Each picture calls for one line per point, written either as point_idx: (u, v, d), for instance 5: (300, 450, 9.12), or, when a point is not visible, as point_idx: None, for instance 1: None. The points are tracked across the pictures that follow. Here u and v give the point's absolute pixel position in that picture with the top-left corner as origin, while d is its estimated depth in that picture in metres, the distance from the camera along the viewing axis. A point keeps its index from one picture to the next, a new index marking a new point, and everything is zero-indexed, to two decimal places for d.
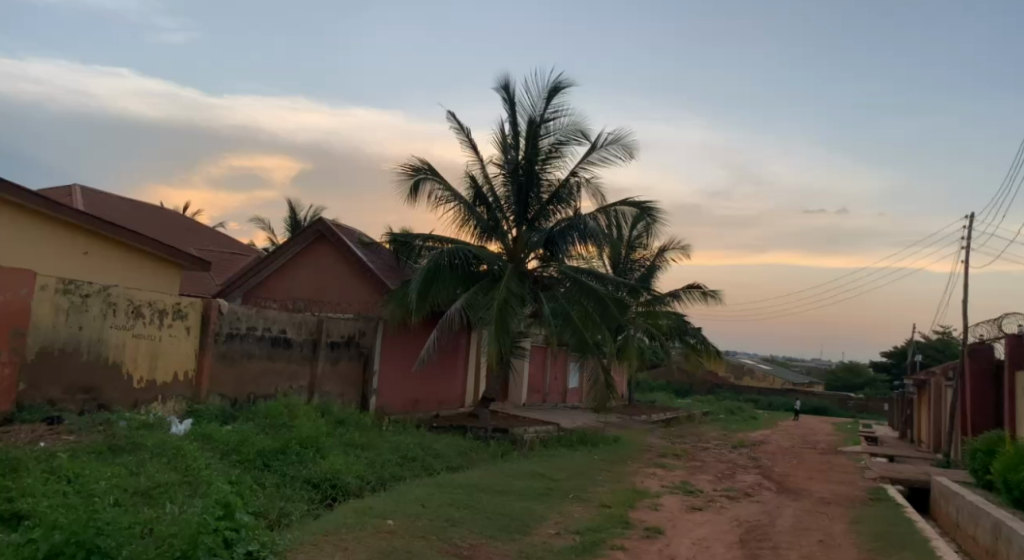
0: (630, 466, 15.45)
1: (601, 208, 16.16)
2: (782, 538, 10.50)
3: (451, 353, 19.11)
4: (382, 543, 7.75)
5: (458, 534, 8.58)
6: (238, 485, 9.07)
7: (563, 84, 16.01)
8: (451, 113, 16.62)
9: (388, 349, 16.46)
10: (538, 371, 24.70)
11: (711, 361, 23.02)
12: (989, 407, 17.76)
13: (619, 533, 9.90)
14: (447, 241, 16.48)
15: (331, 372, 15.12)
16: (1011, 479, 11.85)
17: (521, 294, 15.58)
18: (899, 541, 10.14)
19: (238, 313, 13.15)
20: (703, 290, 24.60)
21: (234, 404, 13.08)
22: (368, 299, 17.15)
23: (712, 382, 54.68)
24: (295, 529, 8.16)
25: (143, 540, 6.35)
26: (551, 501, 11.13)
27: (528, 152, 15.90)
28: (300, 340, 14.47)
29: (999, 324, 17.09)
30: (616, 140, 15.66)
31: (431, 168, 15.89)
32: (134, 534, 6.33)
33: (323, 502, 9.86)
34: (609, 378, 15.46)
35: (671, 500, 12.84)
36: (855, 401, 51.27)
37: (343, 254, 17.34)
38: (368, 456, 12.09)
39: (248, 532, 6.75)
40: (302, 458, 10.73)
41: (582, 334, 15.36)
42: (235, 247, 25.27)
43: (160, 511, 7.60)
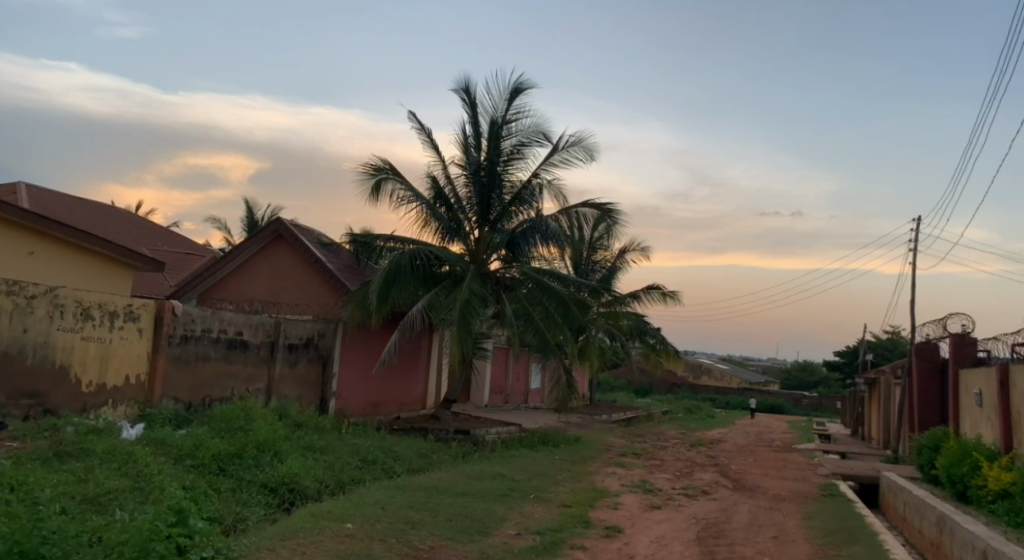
0: (591, 466, 15.55)
1: (563, 210, 16.26)
2: (737, 535, 10.69)
3: (412, 354, 19.01)
4: (340, 547, 7.64)
5: (419, 537, 8.53)
6: (192, 491, 8.88)
7: (524, 86, 16.04)
8: (411, 113, 16.50)
9: (347, 351, 16.29)
10: (500, 372, 24.72)
11: (670, 360, 22.89)
12: (935, 404, 18.32)
13: (579, 533, 9.96)
14: (408, 242, 16.39)
15: (289, 374, 14.90)
16: (954, 474, 12.24)
17: (483, 294, 15.59)
18: (849, 535, 10.39)
19: (192, 314, 12.88)
20: (662, 290, 24.90)
21: (188, 408, 12.82)
22: (327, 300, 16.96)
23: (671, 382, 55.33)
24: (253, 535, 8.00)
25: (90, 550, 6.15)
26: (512, 502, 11.14)
27: (490, 153, 15.92)
28: (257, 342, 14.22)
29: (944, 323, 17.65)
30: (577, 142, 15.75)
31: (392, 167, 15.80)
32: (81, 544, 6.13)
33: (280, 507, 9.73)
34: (571, 379, 15.54)
35: (630, 499, 12.97)
36: (809, 400, 52.46)
37: (301, 255, 17.12)
38: (327, 459, 11.96)
39: (201, 538, 6.63)
40: (258, 463, 10.56)
41: (544, 334, 15.40)
42: (189, 246, 24.78)
43: (109, 519, 7.38)
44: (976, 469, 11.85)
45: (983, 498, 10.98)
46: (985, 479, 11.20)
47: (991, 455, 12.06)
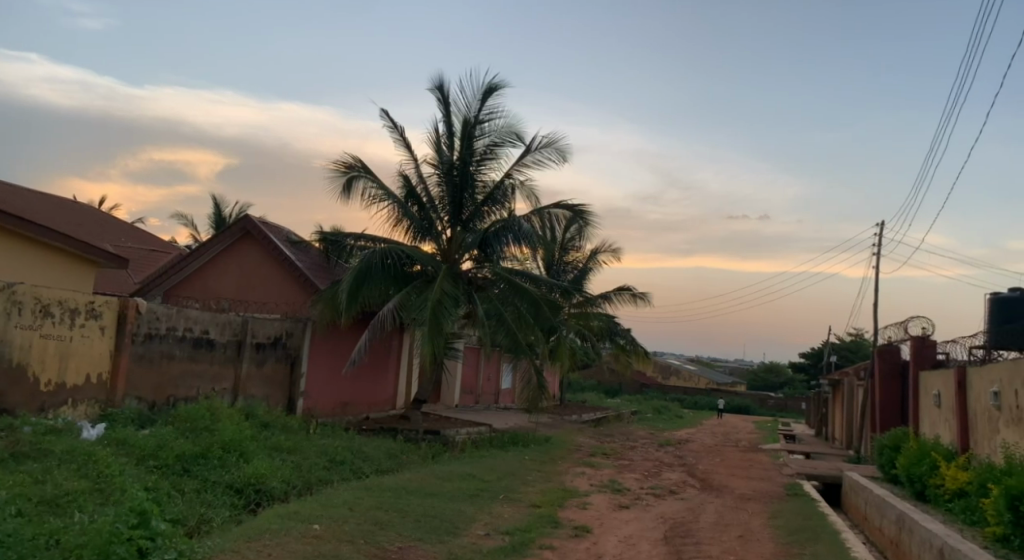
0: (560, 466, 15.57)
1: (535, 211, 16.29)
2: (704, 534, 10.78)
3: (382, 354, 18.89)
4: (307, 548, 7.55)
5: (387, 538, 8.46)
6: (155, 492, 8.69)
7: (498, 86, 16.03)
8: (384, 111, 16.39)
9: (316, 350, 16.11)
10: (470, 372, 24.65)
11: (640, 361, 23.23)
12: (896, 405, 18.71)
13: (548, 532, 9.97)
14: (379, 240, 16.29)
15: (256, 374, 14.68)
16: (914, 473, 12.48)
17: (455, 294, 15.54)
18: (812, 534, 10.55)
19: (157, 312, 12.64)
20: (633, 291, 25.06)
21: (152, 407, 12.57)
22: (295, 299, 16.76)
23: (640, 382, 55.73)
24: (217, 536, 7.86)
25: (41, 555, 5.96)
26: (481, 502, 11.10)
27: (462, 153, 15.90)
28: (223, 341, 13.99)
29: (906, 326, 18.01)
30: (550, 143, 15.78)
31: (364, 165, 15.69)
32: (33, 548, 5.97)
33: (246, 508, 9.57)
34: (541, 379, 15.57)
35: (599, 499, 13.02)
36: (774, 400, 53.25)
37: (270, 252, 16.90)
38: (294, 460, 11.81)
39: (164, 540, 6.48)
40: (224, 463, 10.38)
41: (516, 335, 15.40)
42: (154, 243, 24.33)
43: (66, 520, 7.20)
44: (933, 468, 12.10)
45: (940, 497, 11.22)
46: (943, 478, 11.43)
47: (949, 455, 12.34)
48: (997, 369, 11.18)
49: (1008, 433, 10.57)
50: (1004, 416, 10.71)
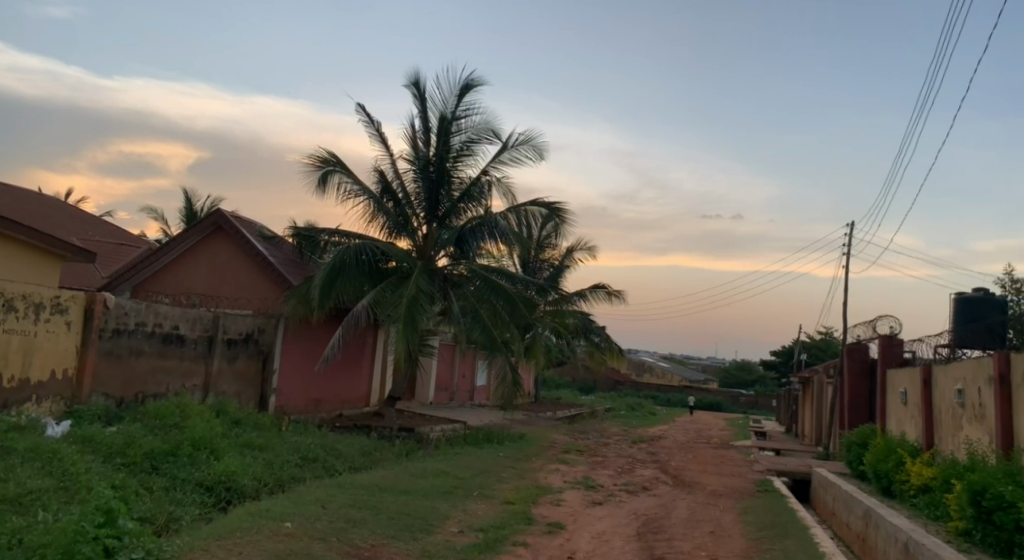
0: (534, 463, 15.65)
1: (511, 208, 16.34)
2: (676, 530, 10.90)
3: (356, 351, 18.83)
4: (279, 546, 7.52)
5: (360, 536, 8.45)
6: (122, 490, 8.58)
7: (475, 82, 16.03)
8: (360, 106, 16.33)
9: (289, 346, 16.01)
10: (445, 369, 24.65)
11: (614, 359, 23.44)
12: (865, 403, 19.04)
13: (521, 529, 10.02)
14: (353, 236, 16.23)
15: (227, 370, 14.53)
16: (880, 470, 12.71)
17: (430, 291, 15.54)
18: (781, 530, 10.71)
19: (126, 307, 12.48)
20: (608, 289, 25.23)
21: (119, 404, 12.41)
22: (268, 294, 16.64)
23: (613, 379, 56.06)
24: (187, 535, 7.80)
25: None
26: (456, 499, 11.14)
27: (439, 149, 15.89)
28: (194, 337, 13.82)
29: (873, 325, 18.34)
30: (527, 140, 15.83)
31: (339, 160, 15.61)
32: None
33: (216, 506, 9.50)
34: (516, 376, 15.62)
35: (573, 495, 13.12)
36: (746, 398, 53.94)
37: (242, 247, 16.76)
38: (266, 457, 11.73)
39: (131, 539, 6.42)
40: (194, 461, 10.29)
41: (491, 332, 15.42)
42: (123, 237, 24.01)
43: (31, 519, 7.10)
44: (899, 465, 12.34)
45: (905, 493, 11.45)
46: (908, 474, 11.66)
47: (914, 452, 12.59)
48: (960, 368, 11.44)
49: (971, 430, 10.81)
50: (968, 413, 10.95)
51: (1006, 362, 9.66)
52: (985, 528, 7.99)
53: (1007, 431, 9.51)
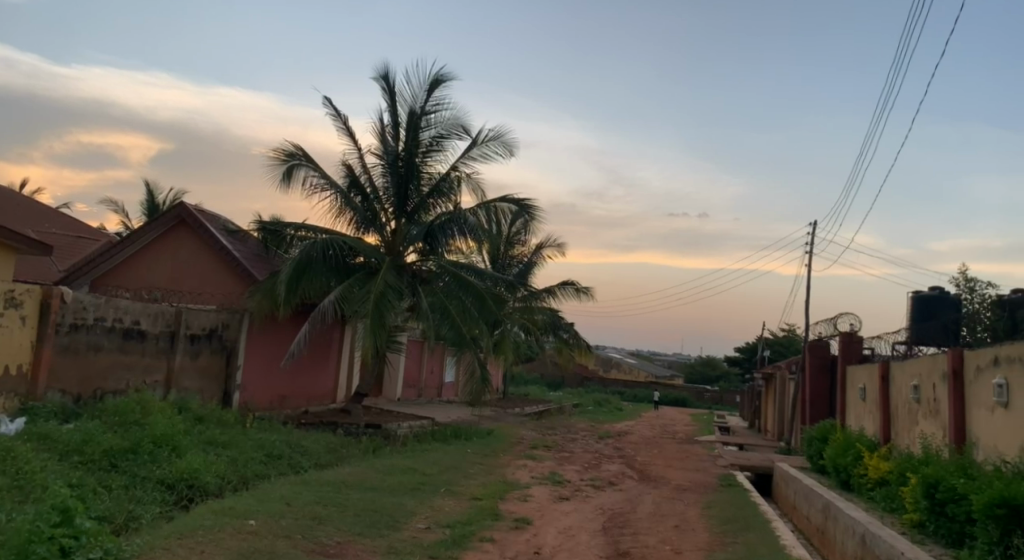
0: (502, 459, 15.72)
1: (481, 205, 16.38)
2: (641, 524, 11.07)
3: (322, 347, 18.74)
4: (243, 544, 7.49)
5: (326, 533, 8.44)
6: (80, 488, 8.46)
7: (444, 77, 16.05)
8: (327, 99, 16.25)
9: (253, 342, 15.86)
10: (413, 365, 24.63)
11: (582, 355, 23.62)
12: (825, 398, 19.44)
13: (489, 525, 10.09)
14: (320, 231, 16.15)
15: (190, 366, 14.36)
16: (839, 464, 13.00)
17: (399, 287, 15.53)
18: (743, 523, 10.94)
19: (84, 302, 12.28)
20: (576, 286, 25.39)
21: (77, 401, 12.23)
22: (232, 289, 16.48)
23: (582, 375, 56.52)
24: (146, 534, 7.74)
25: None
26: (422, 496, 11.18)
27: (408, 144, 15.89)
28: (155, 332, 13.64)
29: (834, 323, 18.70)
30: (496, 136, 15.89)
31: (305, 154, 15.52)
32: None
33: (178, 504, 9.41)
34: (485, 372, 15.69)
35: (540, 491, 13.23)
36: (711, 393, 54.59)
37: (206, 242, 16.58)
38: (230, 454, 11.64)
39: (88, 539, 6.38)
40: (154, 459, 10.18)
41: (460, 328, 15.45)
42: (82, 229, 23.61)
43: None
44: (858, 459, 12.64)
45: (863, 486, 11.73)
46: (866, 468, 11.96)
47: (872, 446, 12.89)
48: (916, 364, 11.76)
49: (926, 425, 11.11)
50: (923, 408, 11.26)
51: (959, 358, 9.96)
52: (938, 520, 8.25)
53: (959, 426, 9.80)
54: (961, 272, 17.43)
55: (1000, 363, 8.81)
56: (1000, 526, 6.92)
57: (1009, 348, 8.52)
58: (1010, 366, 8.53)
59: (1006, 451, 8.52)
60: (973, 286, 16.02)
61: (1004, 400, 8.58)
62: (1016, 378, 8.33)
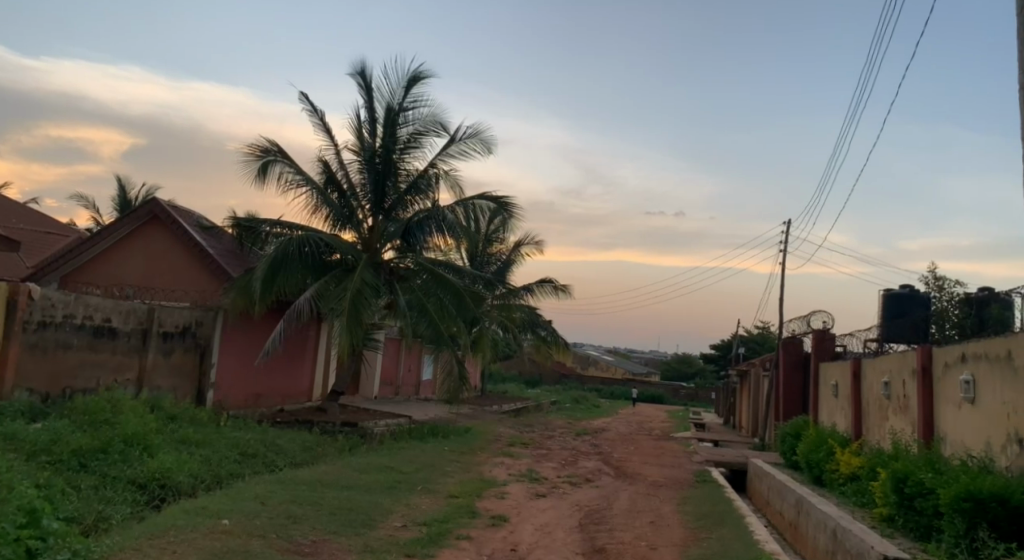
0: (479, 456, 15.75)
1: (459, 202, 16.37)
2: (617, 521, 11.16)
3: (297, 345, 18.65)
4: (216, 544, 7.46)
5: (300, 532, 8.42)
6: (48, 488, 8.34)
7: (422, 74, 16.03)
8: (303, 94, 16.14)
9: (228, 340, 15.74)
10: (390, 363, 24.58)
11: (560, 352, 23.72)
12: (798, 394, 19.68)
13: (466, 523, 10.12)
14: (295, 228, 16.07)
15: (163, 365, 14.21)
16: (812, 460, 13.18)
17: (376, 284, 15.51)
18: (718, 519, 11.07)
19: (52, 299, 12.10)
20: (554, 284, 25.46)
21: (46, 400, 12.07)
22: (205, 286, 16.34)
23: (559, 372, 56.72)
24: (117, 534, 7.67)
25: None
26: (399, 494, 11.17)
27: (385, 140, 15.85)
28: (127, 330, 13.48)
29: (808, 320, 18.94)
30: (474, 134, 15.89)
31: (281, 149, 15.43)
32: None
33: (149, 504, 9.34)
34: (462, 370, 15.69)
35: (517, 488, 13.27)
36: (686, 390, 55.03)
37: (179, 238, 16.42)
38: (203, 453, 11.56)
39: (55, 540, 6.33)
40: (125, 459, 10.07)
41: (438, 326, 15.42)
42: (51, 225, 23.31)
43: None
44: (830, 454, 12.82)
45: (835, 481, 11.91)
46: (838, 464, 12.13)
47: (844, 442, 13.09)
48: (887, 361, 11.95)
49: (896, 421, 11.30)
50: (893, 405, 11.46)
51: (928, 355, 10.14)
52: (907, 514, 8.41)
53: (928, 422, 9.99)
54: (931, 270, 17.74)
55: (967, 360, 8.99)
56: (966, 519, 7.07)
57: (977, 345, 8.70)
58: (977, 362, 8.71)
59: (973, 446, 8.71)
60: (942, 284, 16.30)
61: (971, 396, 8.75)
62: (983, 374, 8.51)
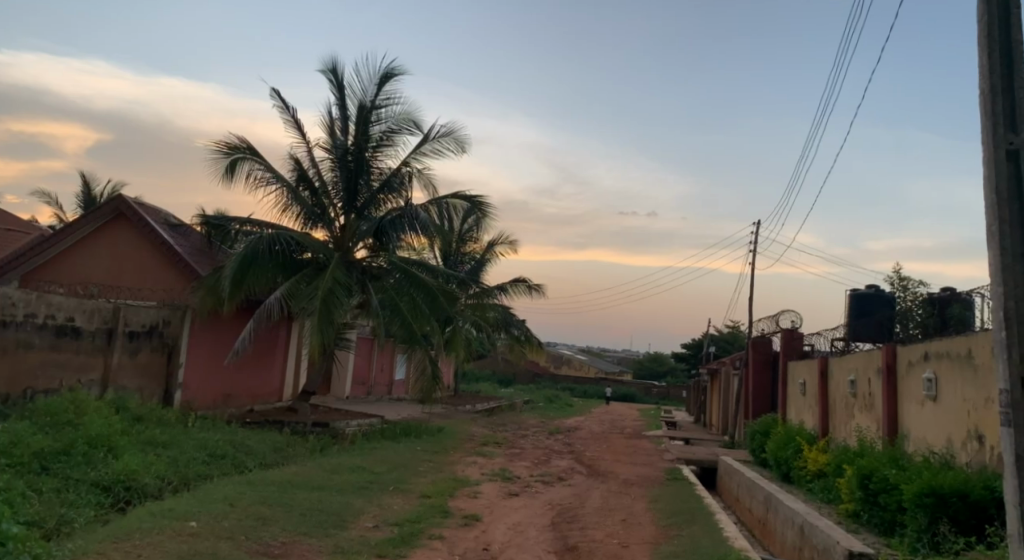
0: (452, 456, 15.74)
1: (432, 201, 16.35)
2: (589, 519, 11.23)
3: (268, 344, 18.50)
4: (183, 547, 7.38)
5: (270, 533, 8.37)
6: (7, 492, 8.17)
7: (395, 71, 15.99)
8: (274, 90, 16.01)
9: (196, 339, 15.56)
10: (362, 362, 24.47)
11: (533, 351, 23.79)
12: (767, 392, 19.93)
13: (438, 523, 10.12)
14: (266, 226, 15.94)
15: (128, 364, 14.01)
16: (781, 457, 13.36)
17: (347, 283, 15.43)
18: (688, 516, 11.19)
19: (13, 298, 11.85)
20: (528, 283, 25.53)
21: (5, 401, 11.81)
22: (173, 284, 16.15)
23: (532, 370, 56.93)
24: (79, 538, 7.56)
25: None
26: (371, 494, 11.14)
27: (358, 138, 15.78)
28: (91, 329, 13.27)
29: (776, 319, 19.20)
30: (448, 132, 15.89)
31: (251, 147, 15.29)
32: None
33: (114, 507, 9.20)
34: (435, 369, 15.68)
35: (490, 487, 13.29)
36: (658, 389, 55.52)
37: (147, 236, 16.20)
38: (170, 454, 11.43)
39: (16, 545, 6.21)
40: (89, 461, 9.92)
41: (410, 325, 15.39)
42: (13, 223, 22.83)
43: None
44: (798, 452, 13.01)
45: (803, 478, 12.09)
46: (805, 461, 12.32)
47: (811, 439, 13.29)
48: (853, 360, 12.15)
49: (861, 418, 11.51)
50: (859, 402, 11.66)
51: (893, 353, 10.34)
52: (871, 509, 8.58)
53: (892, 418, 10.19)
54: (896, 271, 18.08)
55: (930, 358, 9.18)
56: (928, 514, 7.25)
57: (940, 343, 8.88)
58: (939, 361, 8.90)
59: (935, 443, 8.89)
60: (906, 284, 16.61)
61: (933, 394, 8.94)
62: (945, 373, 8.69)
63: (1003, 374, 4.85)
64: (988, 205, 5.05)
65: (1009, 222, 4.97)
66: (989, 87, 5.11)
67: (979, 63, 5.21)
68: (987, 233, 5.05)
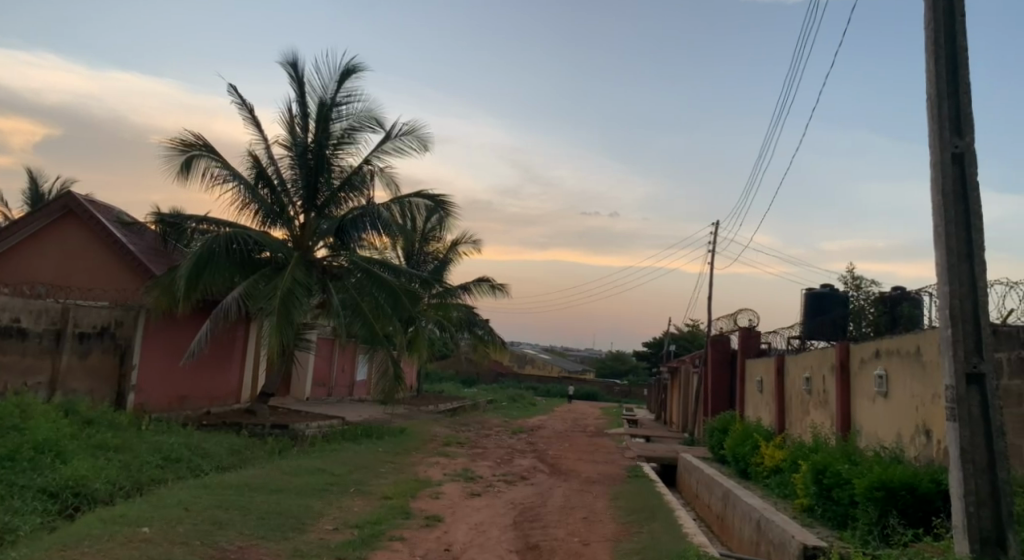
0: (414, 457, 15.66)
1: (395, 200, 16.25)
2: (550, 518, 11.26)
3: (225, 345, 18.21)
4: (134, 553, 7.22)
5: (226, 537, 8.24)
6: None
7: (356, 68, 15.86)
8: (232, 86, 15.78)
9: (150, 341, 15.24)
10: (322, 363, 24.23)
11: (496, 351, 23.36)
12: (726, 390, 20.17)
13: (399, 524, 10.06)
14: (223, 225, 15.69)
15: (78, 367, 13.67)
16: (738, 453, 13.56)
17: (307, 283, 15.27)
18: (649, 513, 11.29)
19: None
20: (492, 283, 25.51)
21: None
22: (125, 284, 15.80)
23: (495, 370, 56.84)
24: (25, 546, 7.34)
25: None
26: (331, 496, 11.04)
27: (318, 136, 15.62)
28: (38, 330, 12.93)
29: (735, 319, 19.43)
30: (409, 131, 15.80)
31: (207, 144, 15.04)
32: None
33: (62, 513, 8.97)
34: (397, 370, 15.58)
35: (452, 488, 13.26)
36: (621, 388, 55.88)
37: (99, 234, 15.84)
38: (122, 458, 11.19)
39: None
40: (36, 467, 9.65)
41: (372, 325, 15.27)
42: None
43: None
44: (755, 448, 13.22)
45: (759, 473, 12.29)
46: (762, 456, 12.53)
47: (768, 435, 13.51)
48: (808, 357, 12.39)
49: (816, 414, 11.73)
50: (814, 398, 11.88)
51: (846, 351, 10.55)
52: (825, 503, 8.75)
53: (845, 415, 10.39)
54: (850, 271, 18.41)
55: (881, 355, 9.40)
56: (878, 507, 7.41)
57: (890, 341, 9.09)
58: (889, 358, 9.11)
59: (886, 438, 9.09)
60: (860, 284, 16.93)
61: (884, 390, 9.15)
62: (895, 369, 8.90)
63: (949, 370, 5.26)
64: (936, 205, 5.42)
65: (953, 223, 5.35)
66: (936, 91, 5.46)
67: (928, 67, 5.54)
68: (936, 234, 5.40)
